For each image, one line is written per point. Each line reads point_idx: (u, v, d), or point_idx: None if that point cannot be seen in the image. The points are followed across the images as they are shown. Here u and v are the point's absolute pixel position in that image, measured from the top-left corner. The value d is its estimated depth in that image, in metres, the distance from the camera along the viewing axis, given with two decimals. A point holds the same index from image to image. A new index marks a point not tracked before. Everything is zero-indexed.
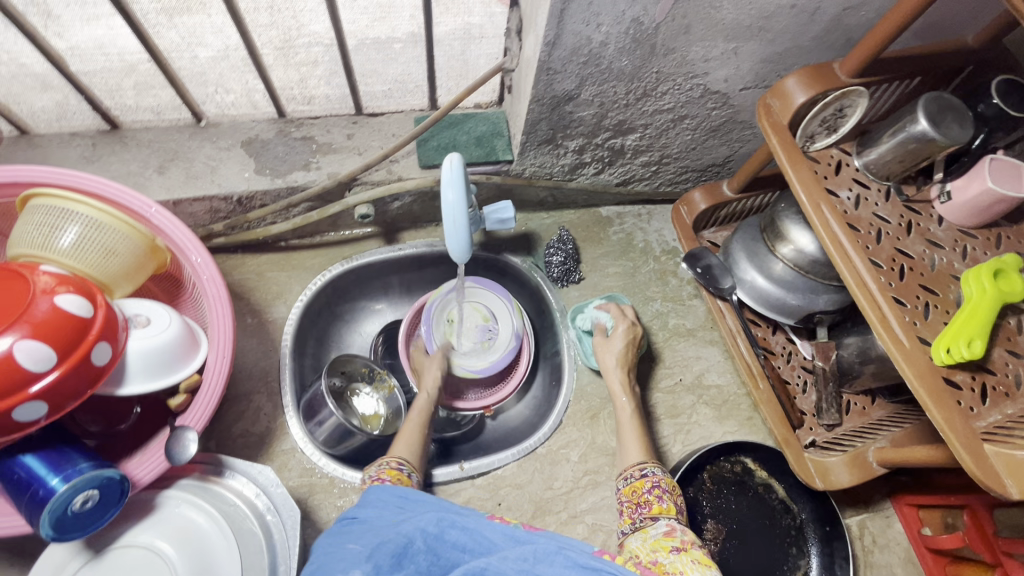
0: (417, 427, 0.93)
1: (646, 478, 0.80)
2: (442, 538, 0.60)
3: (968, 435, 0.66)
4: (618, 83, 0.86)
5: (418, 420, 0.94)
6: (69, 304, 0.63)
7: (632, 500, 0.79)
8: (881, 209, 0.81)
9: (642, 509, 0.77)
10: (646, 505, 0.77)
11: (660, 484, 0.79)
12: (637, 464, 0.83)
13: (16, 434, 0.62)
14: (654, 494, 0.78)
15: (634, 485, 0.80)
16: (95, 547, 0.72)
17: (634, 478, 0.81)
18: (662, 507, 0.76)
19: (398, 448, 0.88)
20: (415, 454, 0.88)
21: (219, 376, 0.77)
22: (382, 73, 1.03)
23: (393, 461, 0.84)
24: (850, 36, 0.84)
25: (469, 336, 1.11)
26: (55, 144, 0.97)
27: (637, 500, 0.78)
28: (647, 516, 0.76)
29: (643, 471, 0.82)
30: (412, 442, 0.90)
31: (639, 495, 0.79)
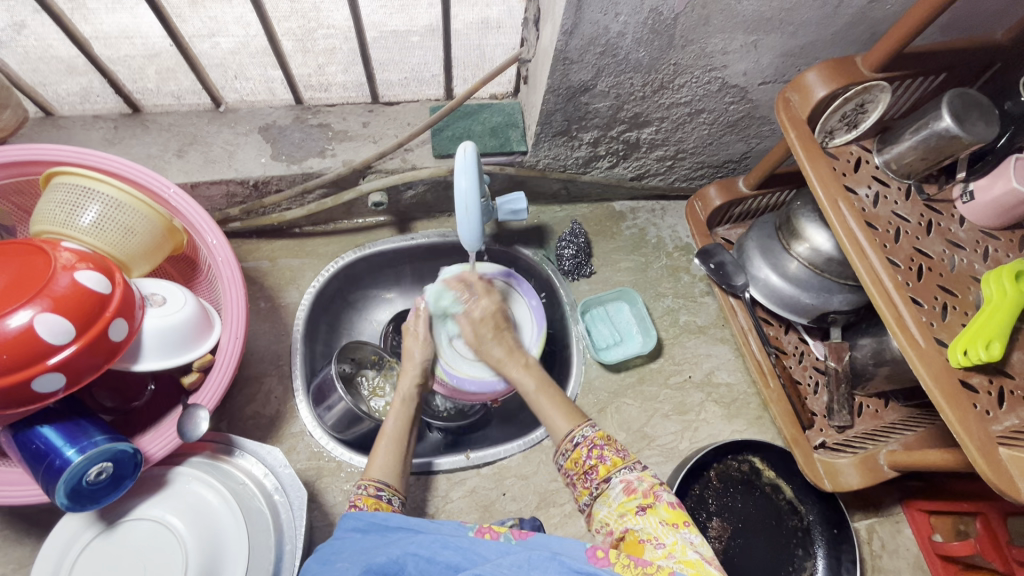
0: (397, 437, 0.82)
1: (580, 445, 0.74)
2: (432, 560, 0.58)
3: (983, 438, 0.64)
4: (635, 74, 0.85)
5: (396, 431, 0.83)
6: (88, 280, 0.65)
7: (578, 471, 0.73)
8: (901, 207, 0.79)
9: (591, 476, 0.72)
10: (593, 471, 0.72)
11: (595, 442, 0.74)
12: (565, 434, 0.76)
13: (35, 405, 0.63)
14: (594, 456, 0.72)
15: (572, 457, 0.74)
16: (108, 519, 0.74)
17: (569, 451, 0.74)
18: (608, 465, 0.71)
19: (375, 467, 0.78)
20: (395, 474, 0.78)
21: (232, 356, 0.79)
22: (399, 62, 1.03)
23: (372, 485, 0.75)
24: (874, 30, 0.82)
25: (468, 335, 1.01)
26: (78, 126, 0.96)
27: (582, 469, 0.73)
28: (599, 480, 0.71)
29: (575, 439, 0.75)
30: (391, 457, 0.80)
31: (580, 465, 0.73)
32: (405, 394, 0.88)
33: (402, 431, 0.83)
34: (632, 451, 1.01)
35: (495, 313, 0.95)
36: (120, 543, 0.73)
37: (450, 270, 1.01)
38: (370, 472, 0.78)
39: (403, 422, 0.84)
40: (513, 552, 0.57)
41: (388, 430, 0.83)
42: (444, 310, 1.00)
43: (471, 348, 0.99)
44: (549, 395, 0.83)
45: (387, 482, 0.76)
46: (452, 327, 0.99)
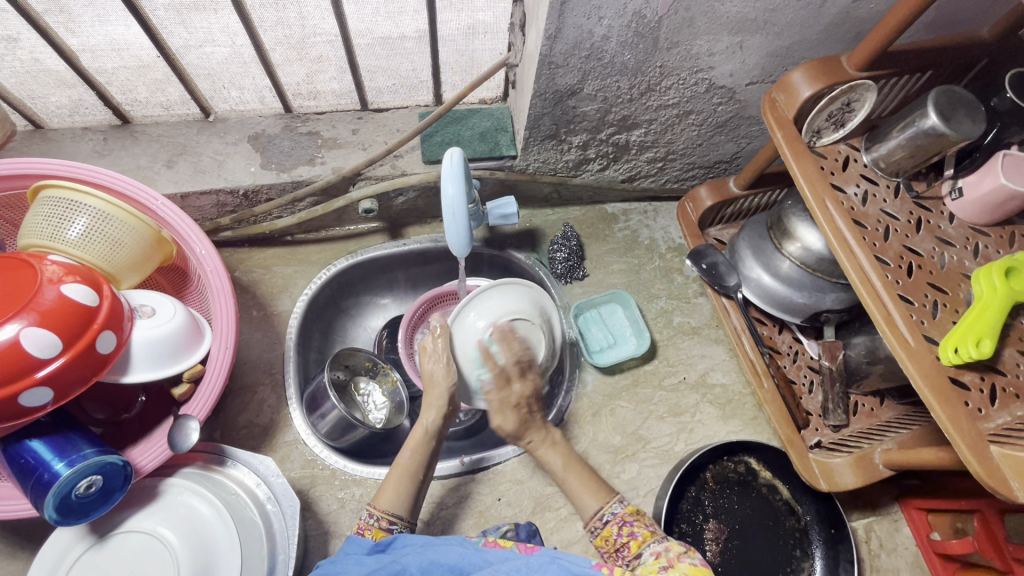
0: (412, 469, 0.79)
1: (610, 522, 0.73)
2: (435, 561, 0.62)
3: (975, 436, 0.64)
4: (622, 77, 0.85)
5: (412, 464, 0.80)
6: (75, 293, 0.65)
7: (608, 548, 0.73)
8: (890, 205, 0.79)
9: (623, 553, 0.71)
10: (625, 548, 0.71)
11: (624, 518, 0.73)
12: (594, 511, 0.75)
13: (23, 419, 0.63)
14: (626, 533, 0.71)
15: (602, 534, 0.73)
16: (100, 532, 0.74)
17: (599, 529, 0.74)
18: (640, 541, 0.70)
19: (384, 496, 0.77)
20: (406, 506, 0.77)
21: (222, 366, 0.78)
22: (388, 69, 1.03)
23: (384, 518, 0.75)
24: (860, 28, 0.82)
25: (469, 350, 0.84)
26: (68, 138, 0.99)
27: (614, 547, 0.72)
28: (631, 557, 0.69)
29: (603, 516, 0.74)
30: (404, 488, 0.78)
31: (611, 542, 0.73)
32: (427, 426, 0.81)
33: (417, 467, 0.80)
34: (628, 453, 1.01)
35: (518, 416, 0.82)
36: (111, 555, 0.73)
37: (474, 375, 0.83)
38: (379, 500, 0.76)
39: (420, 455, 0.80)
40: (511, 561, 0.60)
41: (402, 462, 0.79)
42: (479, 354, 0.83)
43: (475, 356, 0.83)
44: (573, 468, 0.81)
45: (401, 515, 0.76)
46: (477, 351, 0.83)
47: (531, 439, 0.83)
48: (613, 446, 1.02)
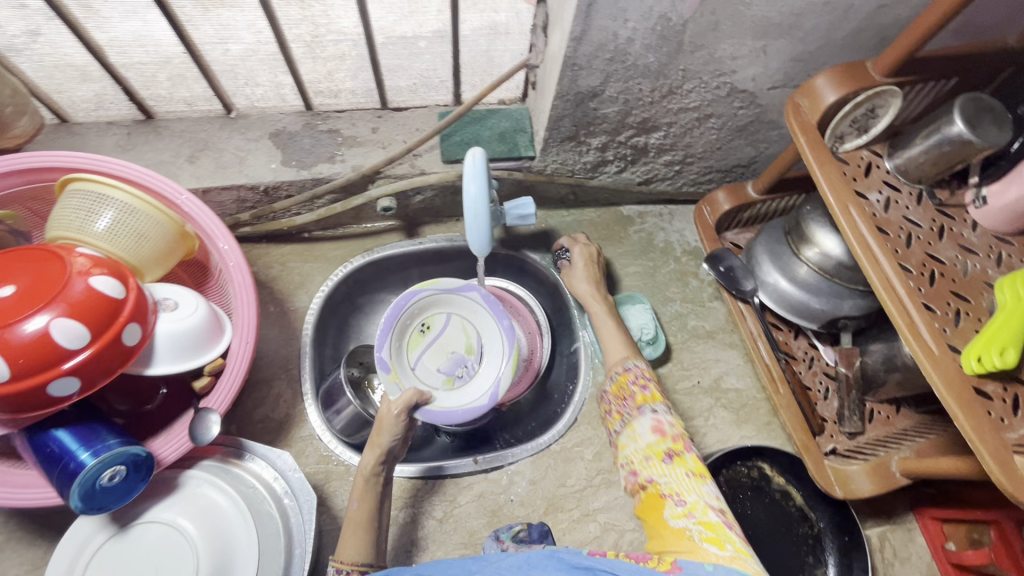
0: (364, 516, 0.79)
1: (629, 372, 0.88)
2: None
3: (997, 445, 0.64)
4: (644, 79, 0.85)
5: (361, 514, 0.80)
6: (103, 285, 0.66)
7: (619, 394, 0.86)
8: (913, 212, 0.79)
9: (629, 402, 0.84)
10: (632, 399, 0.84)
11: (641, 374, 0.87)
12: (619, 361, 0.90)
13: (51, 408, 0.64)
14: (637, 385, 0.85)
15: (619, 381, 0.87)
16: (120, 523, 0.75)
17: (618, 375, 0.88)
18: (646, 397, 0.83)
19: (347, 547, 0.76)
20: (370, 552, 0.77)
21: (242, 360, 0.79)
22: (407, 68, 1.06)
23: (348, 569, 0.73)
24: (885, 34, 0.82)
25: (435, 360, 1.04)
26: (92, 133, 0.97)
27: (623, 394, 0.85)
28: (634, 407, 0.83)
29: (625, 367, 0.89)
30: (362, 538, 0.77)
31: (624, 390, 0.86)
32: (363, 470, 0.83)
33: (369, 512, 0.80)
34: None
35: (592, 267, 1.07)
36: (130, 546, 0.73)
37: (421, 291, 1.02)
38: (341, 553, 0.75)
39: (368, 505, 0.80)
40: (508, 559, 0.57)
41: (352, 515, 0.80)
42: (414, 337, 1.04)
43: (442, 379, 1.03)
44: (609, 319, 0.99)
45: (368, 563, 0.76)
46: (418, 356, 1.04)
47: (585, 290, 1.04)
48: None
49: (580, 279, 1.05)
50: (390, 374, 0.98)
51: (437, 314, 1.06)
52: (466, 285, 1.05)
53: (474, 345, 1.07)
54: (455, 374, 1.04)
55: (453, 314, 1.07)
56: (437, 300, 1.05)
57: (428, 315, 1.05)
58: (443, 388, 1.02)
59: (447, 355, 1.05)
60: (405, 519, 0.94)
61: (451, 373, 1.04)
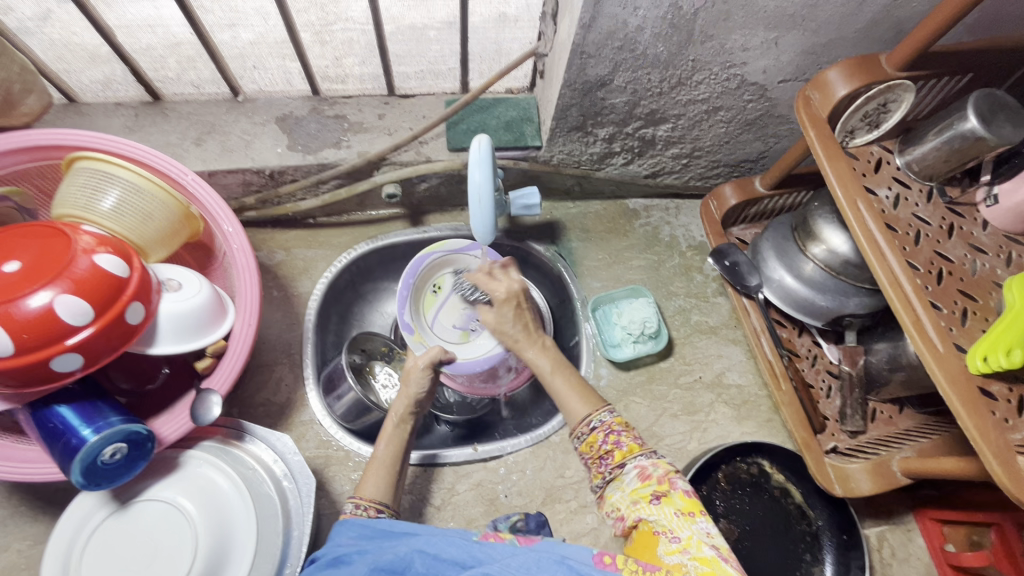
0: (389, 457, 0.81)
1: (596, 429, 0.76)
2: (438, 557, 0.59)
3: (999, 444, 0.63)
4: (653, 69, 0.84)
5: (387, 455, 0.81)
6: (107, 263, 0.66)
7: (593, 455, 0.75)
8: (922, 209, 0.78)
9: (606, 461, 0.74)
10: (608, 455, 0.74)
11: (611, 427, 0.75)
12: (583, 418, 0.78)
13: (54, 383, 0.65)
14: (610, 441, 0.74)
15: (587, 441, 0.76)
16: (121, 499, 0.75)
17: (585, 435, 0.77)
18: (624, 451, 0.73)
19: (368, 486, 0.77)
20: (389, 492, 0.77)
21: (245, 343, 0.80)
22: (417, 54, 1.03)
23: (372, 506, 0.74)
24: (900, 28, 0.80)
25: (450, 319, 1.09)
26: (101, 113, 0.99)
27: (598, 454, 0.75)
28: (613, 465, 0.73)
29: (592, 423, 0.77)
30: (384, 477, 0.78)
31: (596, 449, 0.75)
32: (398, 413, 0.85)
33: (395, 455, 0.81)
34: None
35: (512, 303, 0.91)
36: (131, 522, 0.74)
37: (428, 256, 1.05)
38: (363, 491, 0.76)
39: (394, 447, 0.81)
40: (519, 556, 0.57)
41: (377, 457, 0.80)
42: (427, 298, 1.08)
43: (459, 334, 1.08)
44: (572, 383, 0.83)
45: (385, 502, 0.76)
46: (434, 317, 1.08)
47: (518, 338, 0.90)
48: None
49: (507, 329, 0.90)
50: (414, 335, 1.02)
51: (444, 273, 1.09)
52: (470, 244, 1.07)
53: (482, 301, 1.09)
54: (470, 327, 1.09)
55: (459, 271, 1.09)
56: (442, 261, 1.08)
57: (439, 277, 1.09)
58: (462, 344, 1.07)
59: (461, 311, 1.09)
60: (403, 506, 0.95)
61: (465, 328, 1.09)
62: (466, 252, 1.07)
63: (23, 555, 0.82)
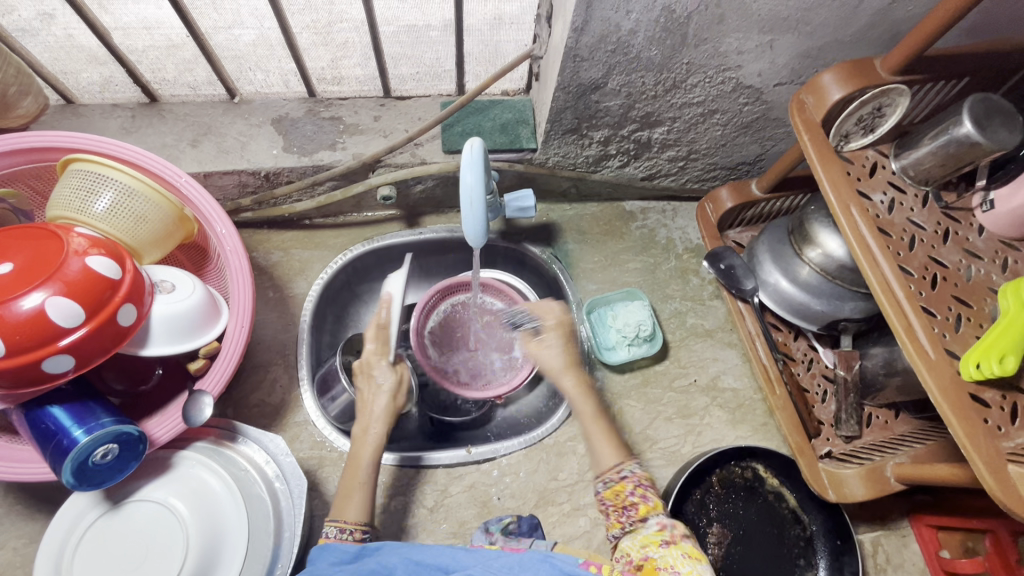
0: (367, 478, 0.80)
1: (626, 479, 0.76)
2: None
3: (990, 451, 0.63)
4: (647, 72, 0.84)
5: (366, 477, 0.80)
6: (99, 265, 0.66)
7: (616, 503, 0.75)
8: (917, 214, 0.77)
9: (628, 512, 0.73)
10: (632, 507, 0.73)
11: (640, 483, 0.76)
12: (613, 465, 0.79)
13: (47, 384, 0.66)
14: (637, 494, 0.74)
15: (614, 488, 0.76)
16: (113, 499, 0.76)
17: (613, 481, 0.77)
18: (648, 506, 0.73)
19: (351, 508, 0.77)
20: (368, 513, 0.78)
21: (237, 345, 0.80)
22: (413, 57, 1.04)
23: (357, 532, 0.75)
24: (895, 31, 0.80)
25: None
26: (97, 114, 1.00)
27: (620, 503, 0.74)
28: (635, 518, 0.72)
29: (622, 472, 0.77)
30: (363, 497, 0.79)
31: (621, 497, 0.75)
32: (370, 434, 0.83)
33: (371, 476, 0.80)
34: (635, 453, 1.00)
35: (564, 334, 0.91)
36: (123, 522, 0.75)
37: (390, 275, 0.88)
38: (345, 515, 0.77)
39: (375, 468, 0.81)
40: None
41: (354, 478, 0.80)
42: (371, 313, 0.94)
43: None
44: (599, 420, 0.84)
45: (368, 524, 0.77)
46: None
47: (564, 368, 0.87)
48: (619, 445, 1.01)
49: (553, 354, 0.88)
50: None
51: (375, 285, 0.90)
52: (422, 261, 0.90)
53: None
54: None
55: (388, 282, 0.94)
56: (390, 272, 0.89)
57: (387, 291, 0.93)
58: None
59: None
60: (396, 507, 0.95)
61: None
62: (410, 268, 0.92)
63: (19, 553, 0.83)
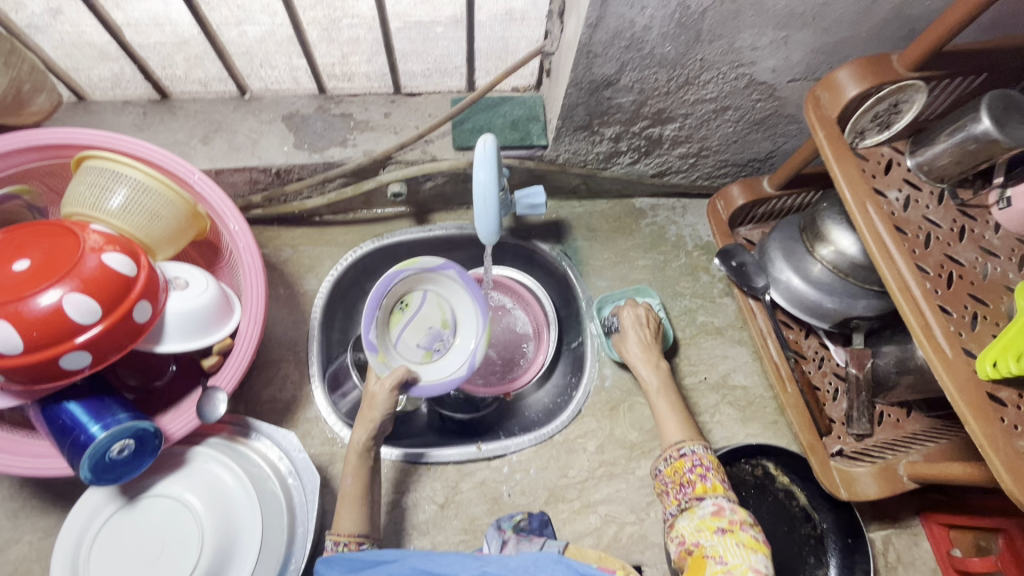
0: (357, 490, 0.83)
1: (686, 457, 0.82)
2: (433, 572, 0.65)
3: (1008, 450, 0.62)
4: (660, 69, 0.83)
5: (355, 488, 0.84)
6: (115, 262, 0.67)
7: (676, 480, 0.81)
8: (933, 212, 0.77)
9: (685, 489, 0.79)
10: (689, 484, 0.79)
11: (700, 462, 0.81)
12: (675, 443, 0.84)
13: (63, 381, 0.66)
14: (696, 473, 0.79)
15: (674, 465, 0.82)
16: (129, 494, 0.77)
17: (673, 458, 0.82)
18: (707, 487, 0.78)
19: (343, 520, 0.80)
20: (365, 524, 0.81)
21: (250, 341, 0.80)
22: (424, 53, 1.03)
23: (352, 542, 0.78)
24: (912, 26, 0.79)
25: (416, 338, 0.95)
26: (109, 112, 0.99)
27: (680, 480, 0.80)
28: (692, 496, 0.77)
29: (682, 450, 0.83)
30: (357, 510, 0.82)
31: (680, 475, 0.81)
32: (356, 445, 0.86)
33: (361, 487, 0.84)
34: (645, 451, 1.00)
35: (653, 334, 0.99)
36: (139, 517, 0.75)
37: (399, 272, 0.91)
38: (340, 528, 0.80)
39: (361, 480, 0.84)
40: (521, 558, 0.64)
41: (347, 489, 0.83)
42: (392, 314, 0.93)
43: (422, 354, 0.95)
44: (675, 408, 0.90)
45: (364, 533, 0.80)
46: (398, 334, 0.94)
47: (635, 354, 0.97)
48: (629, 443, 1.01)
49: (633, 344, 0.98)
50: (379, 354, 0.90)
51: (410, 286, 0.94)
52: (444, 262, 0.94)
53: (450, 319, 0.97)
54: (433, 347, 0.96)
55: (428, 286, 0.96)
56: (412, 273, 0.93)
57: (408, 293, 0.95)
58: (424, 364, 0.94)
59: (425, 330, 0.96)
60: (407, 504, 0.95)
61: (430, 347, 0.96)
62: (439, 270, 0.94)
63: (35, 547, 0.84)
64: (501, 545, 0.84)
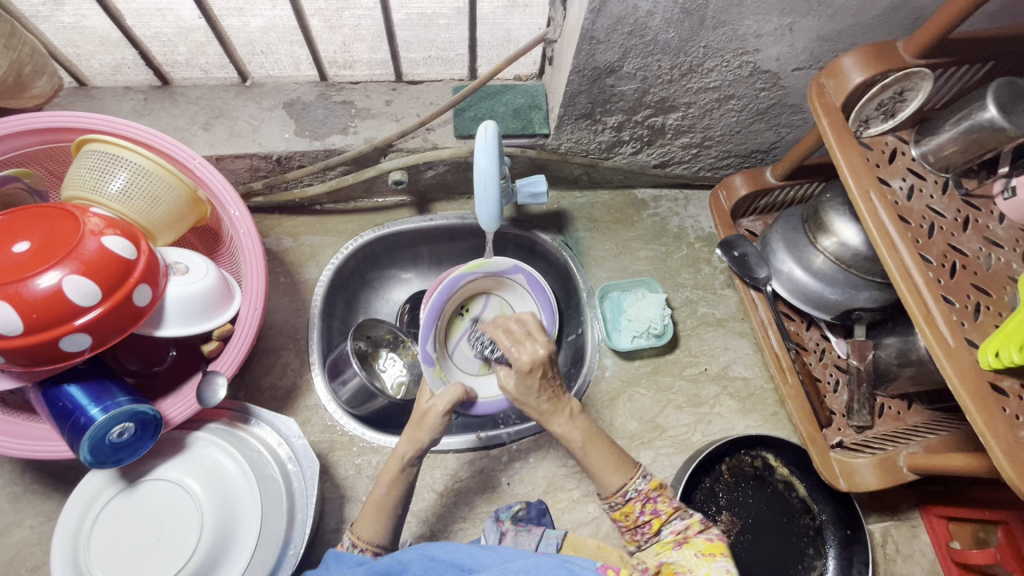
0: (387, 498, 0.79)
1: (633, 499, 0.73)
2: (435, 558, 0.64)
3: (1009, 439, 0.62)
4: (663, 56, 0.83)
5: (388, 499, 0.79)
6: (114, 245, 0.67)
7: (628, 523, 0.74)
8: (937, 201, 0.76)
9: (643, 529, 0.73)
10: (646, 525, 0.72)
11: (647, 495, 0.73)
12: (618, 488, 0.74)
13: (63, 363, 0.66)
14: (647, 510, 0.73)
15: (623, 510, 0.74)
16: (129, 478, 0.77)
17: (620, 503, 0.74)
18: (662, 517, 0.72)
19: (368, 527, 0.78)
20: (387, 535, 0.78)
21: (250, 326, 0.80)
22: (425, 40, 1.03)
23: (370, 550, 0.76)
24: (919, 14, 0.78)
25: (473, 348, 1.07)
26: (109, 96, 1.00)
27: (633, 523, 0.73)
28: (651, 534, 0.72)
29: (627, 493, 0.74)
30: (385, 520, 0.78)
31: (631, 518, 0.73)
32: (401, 454, 0.81)
33: (396, 499, 0.79)
34: (643, 441, 1.00)
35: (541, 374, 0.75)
36: (139, 499, 0.76)
37: (464, 275, 0.99)
38: (362, 531, 0.77)
39: (396, 492, 0.79)
40: (521, 559, 0.60)
41: (378, 497, 0.79)
42: (453, 321, 1.06)
43: (478, 363, 1.07)
44: (594, 440, 0.77)
45: (382, 545, 0.78)
46: (457, 341, 1.06)
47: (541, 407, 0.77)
48: (628, 433, 1.01)
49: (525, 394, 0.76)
50: (434, 369, 0.98)
51: (475, 297, 1.08)
52: (512, 266, 1.03)
53: None
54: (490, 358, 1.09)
55: (492, 296, 1.09)
56: (479, 282, 1.05)
57: (471, 301, 1.07)
58: (480, 374, 1.07)
59: None
60: None
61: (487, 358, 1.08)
62: (509, 274, 1.03)
63: (36, 531, 0.84)
64: (499, 537, 0.83)
